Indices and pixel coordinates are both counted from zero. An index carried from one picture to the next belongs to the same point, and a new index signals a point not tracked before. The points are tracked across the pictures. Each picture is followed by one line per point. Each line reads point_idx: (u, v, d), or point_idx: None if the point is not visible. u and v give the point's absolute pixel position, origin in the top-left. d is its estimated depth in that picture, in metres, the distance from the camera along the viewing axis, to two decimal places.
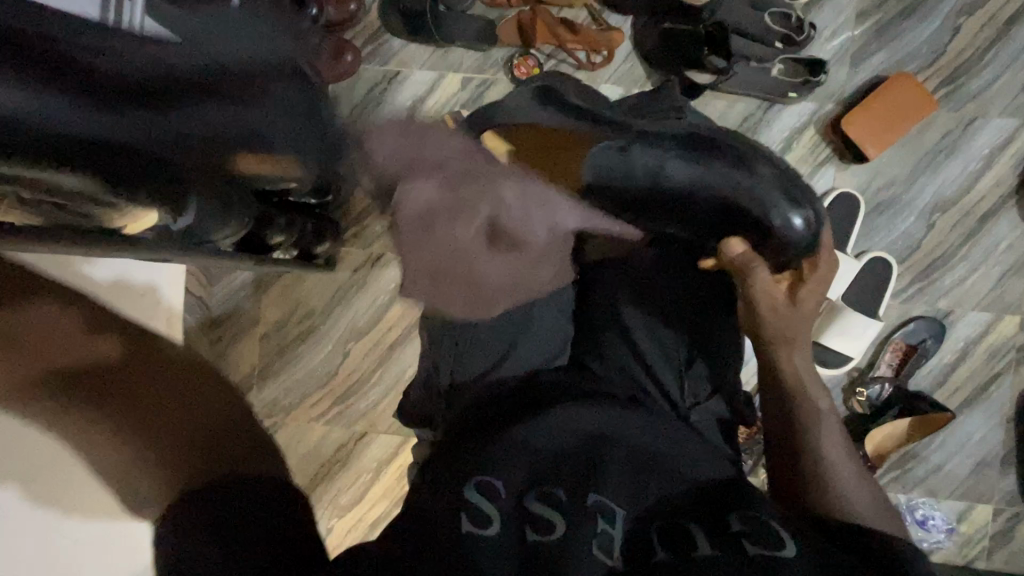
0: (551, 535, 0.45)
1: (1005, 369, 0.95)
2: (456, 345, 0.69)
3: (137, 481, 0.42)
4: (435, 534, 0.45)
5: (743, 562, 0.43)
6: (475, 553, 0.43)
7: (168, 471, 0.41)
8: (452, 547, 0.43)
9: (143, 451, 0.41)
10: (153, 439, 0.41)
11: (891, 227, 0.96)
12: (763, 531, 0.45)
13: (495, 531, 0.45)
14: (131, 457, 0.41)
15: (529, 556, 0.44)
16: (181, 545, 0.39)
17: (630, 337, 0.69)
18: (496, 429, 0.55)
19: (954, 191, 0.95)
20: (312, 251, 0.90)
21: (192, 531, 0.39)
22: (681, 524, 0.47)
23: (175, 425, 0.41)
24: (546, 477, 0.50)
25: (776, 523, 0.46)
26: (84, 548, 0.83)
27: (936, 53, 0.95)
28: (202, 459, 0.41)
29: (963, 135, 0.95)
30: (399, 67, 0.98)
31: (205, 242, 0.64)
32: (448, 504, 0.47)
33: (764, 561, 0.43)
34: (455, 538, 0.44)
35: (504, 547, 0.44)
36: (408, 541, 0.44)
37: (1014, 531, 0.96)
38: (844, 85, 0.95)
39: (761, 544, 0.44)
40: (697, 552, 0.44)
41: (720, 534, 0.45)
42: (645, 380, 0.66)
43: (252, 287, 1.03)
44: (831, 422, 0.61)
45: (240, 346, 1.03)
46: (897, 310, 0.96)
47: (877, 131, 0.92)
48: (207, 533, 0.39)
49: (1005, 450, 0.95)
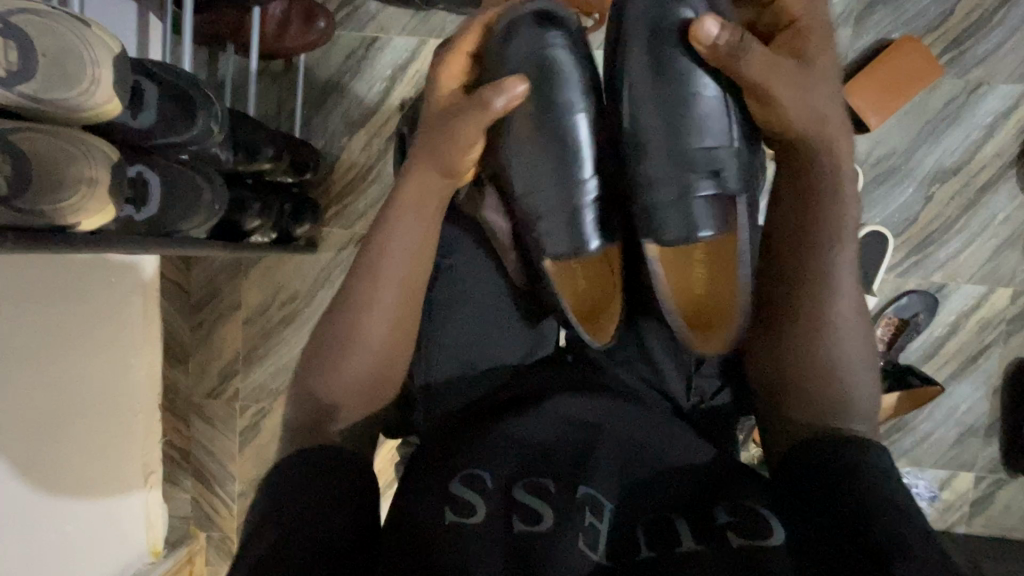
0: (536, 526, 0.44)
1: (995, 341, 0.95)
2: (434, 342, 0.63)
3: (338, 394, 0.55)
4: (419, 531, 0.43)
5: (727, 556, 0.42)
6: (459, 546, 0.42)
7: (365, 405, 0.56)
8: (445, 543, 0.42)
9: (366, 389, 0.56)
10: (368, 385, 0.56)
11: (888, 200, 0.94)
12: (751, 520, 0.44)
13: (479, 518, 0.44)
14: (356, 386, 0.55)
15: (518, 549, 0.42)
16: (264, 524, 0.44)
17: (636, 328, 0.64)
18: (485, 421, 0.53)
19: (955, 161, 0.93)
20: (291, 234, 0.86)
21: (277, 520, 0.44)
22: (666, 517, 0.46)
23: (379, 377, 0.57)
24: (536, 469, 0.48)
25: (765, 509, 0.45)
26: (76, 544, 0.81)
27: (944, 14, 0.90)
28: (372, 400, 0.57)
29: (966, 103, 0.91)
30: (377, 33, 0.92)
31: (175, 233, 0.58)
32: (431, 498, 0.45)
33: (747, 552, 0.42)
34: (441, 531, 0.43)
35: (485, 535, 0.43)
36: (397, 546, 0.42)
37: (993, 497, 0.98)
38: (847, 49, 0.91)
39: (747, 535, 0.43)
40: (682, 547, 0.43)
41: (705, 525, 0.45)
42: (647, 370, 0.62)
43: (231, 269, 1.00)
44: (847, 271, 0.51)
45: (224, 329, 1.01)
46: (891, 284, 0.96)
47: (879, 98, 0.88)
48: (290, 523, 0.44)
49: (991, 419, 0.97)
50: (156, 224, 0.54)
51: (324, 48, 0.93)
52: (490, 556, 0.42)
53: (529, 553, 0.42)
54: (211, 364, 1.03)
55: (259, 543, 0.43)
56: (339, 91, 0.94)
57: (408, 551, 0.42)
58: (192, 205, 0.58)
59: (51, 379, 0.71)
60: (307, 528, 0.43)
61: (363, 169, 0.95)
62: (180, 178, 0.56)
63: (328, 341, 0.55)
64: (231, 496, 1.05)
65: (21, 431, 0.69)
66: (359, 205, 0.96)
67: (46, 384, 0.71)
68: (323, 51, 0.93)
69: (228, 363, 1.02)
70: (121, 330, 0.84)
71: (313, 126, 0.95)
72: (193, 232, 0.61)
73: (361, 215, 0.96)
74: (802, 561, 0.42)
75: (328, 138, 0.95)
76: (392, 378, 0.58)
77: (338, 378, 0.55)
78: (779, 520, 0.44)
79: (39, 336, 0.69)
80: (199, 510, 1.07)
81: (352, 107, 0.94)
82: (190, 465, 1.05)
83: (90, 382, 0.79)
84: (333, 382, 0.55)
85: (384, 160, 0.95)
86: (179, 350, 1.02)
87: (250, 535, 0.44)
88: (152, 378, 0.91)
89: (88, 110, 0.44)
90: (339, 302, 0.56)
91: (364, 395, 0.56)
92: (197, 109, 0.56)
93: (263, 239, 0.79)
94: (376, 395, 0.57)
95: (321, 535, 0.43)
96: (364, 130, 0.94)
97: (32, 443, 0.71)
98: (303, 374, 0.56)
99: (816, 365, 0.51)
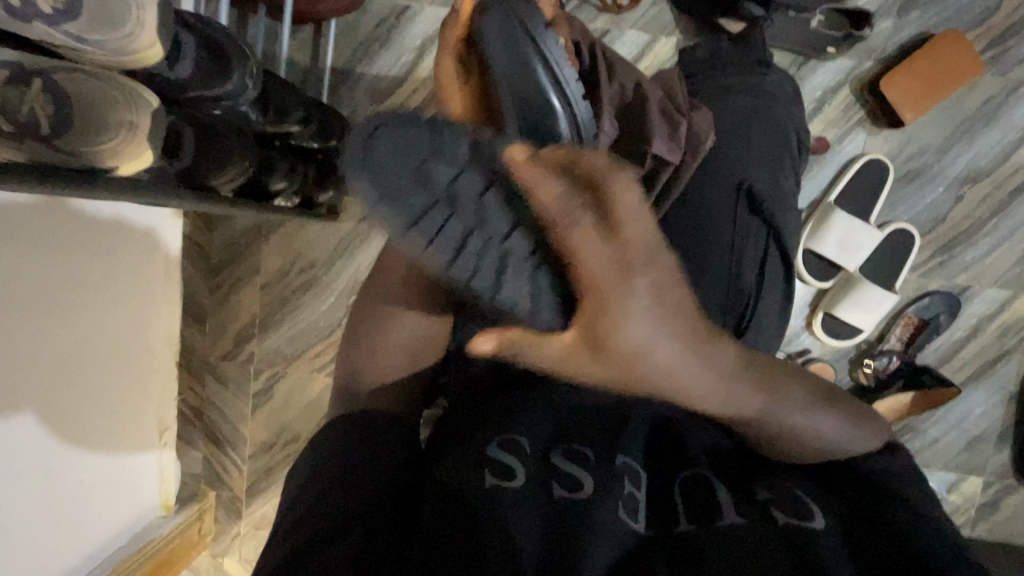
0: (578, 491, 0.43)
1: (1015, 348, 0.94)
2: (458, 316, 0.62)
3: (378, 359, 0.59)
4: (461, 488, 0.43)
5: (772, 531, 0.42)
6: (501, 504, 0.42)
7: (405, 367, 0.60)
8: (488, 501, 0.42)
9: (404, 352, 0.60)
10: (405, 349, 0.60)
11: (917, 198, 0.93)
12: (793, 503, 0.45)
13: (520, 480, 0.44)
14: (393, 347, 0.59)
15: (557, 508, 0.42)
16: (314, 492, 0.47)
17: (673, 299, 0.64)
18: (520, 388, 0.54)
19: (989, 162, 0.91)
20: (313, 199, 0.86)
21: (325, 491, 0.46)
22: (709, 486, 0.47)
23: (416, 339, 0.60)
24: (571, 435, 0.49)
25: (803, 495, 0.46)
26: (90, 495, 0.82)
27: (989, 10, 0.88)
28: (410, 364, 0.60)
29: (1005, 103, 0.90)
30: (410, 2, 0.91)
31: (205, 187, 0.60)
32: (471, 458, 0.46)
33: (792, 530, 0.42)
34: (482, 490, 0.42)
35: (526, 497, 0.43)
36: (439, 499, 0.43)
37: (1000, 502, 0.98)
38: (887, 40, 0.89)
39: (792, 515, 0.43)
40: (722, 521, 0.43)
41: (746, 504, 0.45)
42: None
43: (252, 234, 1.00)
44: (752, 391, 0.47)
45: (242, 293, 1.02)
46: (914, 284, 0.95)
47: (917, 92, 0.86)
48: (338, 491, 0.46)
49: (1004, 425, 0.96)
50: (188, 176, 0.54)
51: (354, 14, 0.92)
52: (530, 519, 0.41)
53: (568, 515, 0.42)
54: (228, 327, 1.04)
55: (298, 508, 0.46)
56: (368, 60, 0.93)
57: (448, 509, 0.42)
58: (221, 161, 0.59)
59: (75, 330, 0.72)
60: (353, 494, 0.46)
61: None
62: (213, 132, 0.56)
63: (365, 320, 0.60)
64: (242, 457, 1.07)
65: (46, 381, 0.70)
66: None
67: (69, 335, 0.71)
68: (353, 18, 0.92)
69: (244, 326, 1.03)
70: (141, 288, 0.85)
71: (340, 94, 0.94)
72: (220, 186, 0.62)
73: None
74: (848, 545, 0.42)
75: (354, 107, 0.94)
76: (431, 343, 0.61)
77: (379, 349, 0.59)
78: (818, 507, 0.45)
79: (64, 287, 0.69)
80: (210, 470, 1.08)
81: (379, 77, 0.94)
82: (203, 425, 1.07)
83: (113, 336, 0.80)
84: (373, 351, 0.59)
85: None
86: (197, 312, 1.03)
87: (289, 502, 0.48)
88: (170, 337, 0.92)
89: (131, 54, 0.44)
90: (375, 277, 0.62)
91: (410, 353, 0.60)
92: (233, 65, 0.55)
93: (285, 203, 0.79)
94: (414, 358, 0.60)
95: (362, 497, 0.46)
96: (391, 100, 0.94)
97: (56, 390, 0.71)
98: (351, 337, 0.61)
99: (750, 426, 0.49)
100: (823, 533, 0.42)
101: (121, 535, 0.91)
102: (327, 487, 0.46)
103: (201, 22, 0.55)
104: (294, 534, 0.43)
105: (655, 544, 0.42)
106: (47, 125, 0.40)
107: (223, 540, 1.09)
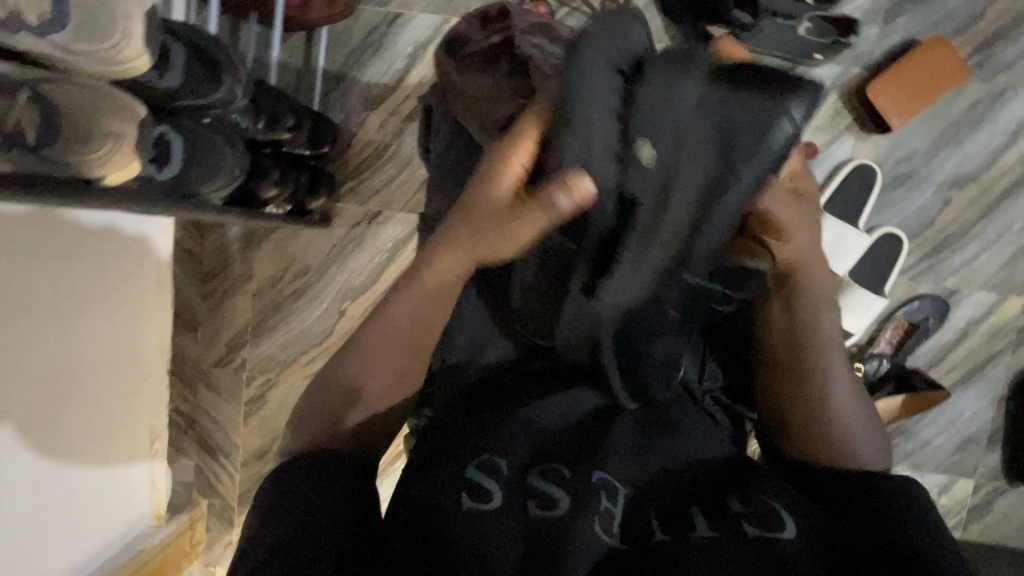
0: (553, 510, 0.45)
1: (1003, 350, 0.95)
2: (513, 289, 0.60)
3: (316, 427, 0.52)
4: (437, 517, 0.44)
5: (741, 543, 0.44)
6: (476, 528, 0.43)
7: (347, 429, 0.52)
8: (461, 527, 0.43)
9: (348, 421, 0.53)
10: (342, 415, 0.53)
11: (904, 202, 0.93)
12: (766, 512, 0.46)
13: (496, 505, 0.45)
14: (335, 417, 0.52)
15: (535, 531, 0.43)
16: (278, 510, 0.46)
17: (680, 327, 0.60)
18: (501, 407, 0.54)
19: (976, 166, 0.92)
20: (304, 207, 0.86)
21: (292, 508, 0.46)
22: (684, 507, 0.48)
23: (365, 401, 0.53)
24: (551, 455, 0.50)
25: (776, 501, 0.47)
26: (78, 506, 0.81)
27: (973, 18, 0.89)
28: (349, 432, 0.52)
29: (991, 108, 0.91)
30: (400, 10, 0.92)
31: (196, 196, 0.59)
32: (446, 483, 0.47)
33: (765, 541, 0.44)
34: (456, 513, 0.44)
35: (502, 522, 0.44)
36: (410, 535, 0.44)
37: (992, 504, 0.99)
38: (874, 46, 0.90)
39: (761, 525, 0.45)
40: (696, 533, 0.45)
41: (721, 517, 0.46)
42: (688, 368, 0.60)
43: (243, 240, 1.00)
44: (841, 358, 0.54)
45: (234, 301, 1.02)
46: (903, 287, 0.95)
47: (903, 97, 0.87)
48: (308, 510, 0.45)
49: (993, 426, 0.97)
50: (175, 185, 0.55)
51: (346, 22, 0.92)
52: (506, 547, 0.42)
53: (545, 538, 0.43)
54: (221, 335, 1.04)
55: (274, 521, 0.45)
56: (359, 67, 0.93)
57: (416, 533, 0.44)
58: (213, 168, 0.59)
59: (64, 339, 0.72)
60: (325, 510, 0.45)
61: (379, 146, 0.95)
62: (199, 143, 0.56)
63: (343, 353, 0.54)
64: (233, 465, 1.06)
65: (33, 394, 0.69)
66: (374, 182, 0.96)
67: (58, 345, 0.71)
68: (344, 24, 0.92)
69: (236, 333, 1.03)
70: (131, 296, 0.84)
71: (331, 100, 0.94)
72: (211, 196, 0.62)
73: (376, 192, 0.96)
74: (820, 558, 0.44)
75: (345, 114, 0.95)
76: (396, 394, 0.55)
77: (338, 415, 0.52)
78: (791, 516, 0.46)
79: (54, 300, 0.69)
80: (203, 478, 1.08)
81: (371, 84, 0.94)
82: (194, 433, 1.07)
83: (102, 344, 0.79)
84: (322, 418, 0.52)
85: (401, 138, 0.95)
86: (190, 319, 1.03)
87: (256, 525, 0.46)
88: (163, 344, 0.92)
89: (118, 63, 0.44)
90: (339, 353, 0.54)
91: (393, 383, 0.55)
92: (223, 71, 0.56)
93: (278, 211, 0.79)
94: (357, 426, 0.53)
95: (337, 514, 0.45)
96: (382, 108, 0.94)
97: (43, 401, 0.70)
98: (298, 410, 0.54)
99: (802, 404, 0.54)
100: (791, 542, 0.44)
101: (111, 546, 0.90)
102: (301, 508, 0.46)
103: (189, 32, 0.55)
104: (264, 553, 0.43)
105: (633, 558, 0.44)
106: (34, 133, 0.40)
107: (213, 549, 1.08)
